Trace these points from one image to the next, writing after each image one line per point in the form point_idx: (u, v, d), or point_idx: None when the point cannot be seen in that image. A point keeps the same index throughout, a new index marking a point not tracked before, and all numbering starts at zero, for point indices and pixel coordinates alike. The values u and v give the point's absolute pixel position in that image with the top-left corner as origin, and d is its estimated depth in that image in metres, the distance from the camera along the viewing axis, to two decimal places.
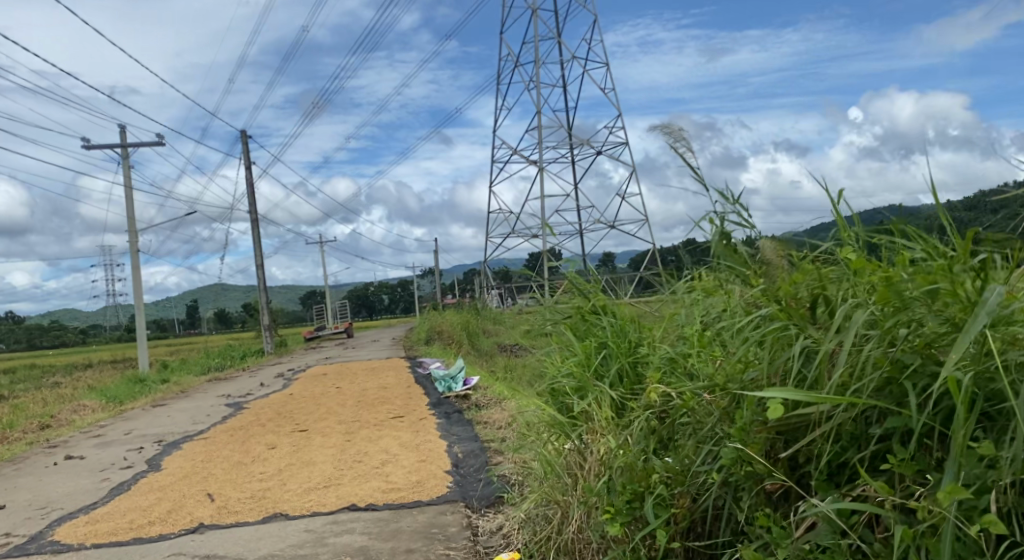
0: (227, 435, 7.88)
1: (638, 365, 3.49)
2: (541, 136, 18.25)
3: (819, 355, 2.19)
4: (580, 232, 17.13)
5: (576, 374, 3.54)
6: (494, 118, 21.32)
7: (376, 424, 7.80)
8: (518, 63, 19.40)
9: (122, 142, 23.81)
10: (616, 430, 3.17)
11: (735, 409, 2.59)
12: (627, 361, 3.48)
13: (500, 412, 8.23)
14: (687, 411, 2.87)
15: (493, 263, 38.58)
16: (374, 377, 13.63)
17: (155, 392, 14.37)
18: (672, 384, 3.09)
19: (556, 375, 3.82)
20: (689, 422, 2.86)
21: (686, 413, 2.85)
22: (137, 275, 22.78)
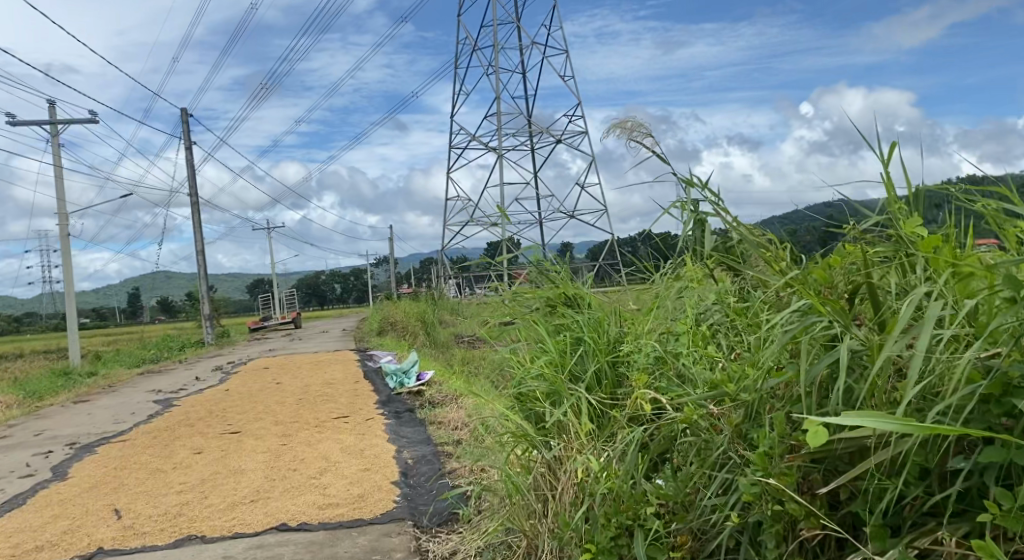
0: (150, 438, 7.11)
1: (621, 365, 2.90)
2: (499, 123, 17.79)
3: (877, 367, 1.55)
4: (537, 221, 16.71)
5: (548, 376, 2.93)
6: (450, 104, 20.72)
7: (317, 426, 7.13)
8: (475, 48, 18.89)
9: (52, 119, 22.40)
10: (598, 445, 2.57)
11: (752, 427, 1.94)
12: (606, 360, 2.88)
13: (456, 412, 7.66)
14: (687, 426, 2.19)
15: (449, 253, 38.07)
16: (320, 371, 12.90)
17: (82, 387, 13.38)
18: (665, 389, 2.49)
19: (523, 377, 3.20)
20: (690, 439, 2.19)
21: (683, 427, 2.22)
22: (68, 260, 21.46)
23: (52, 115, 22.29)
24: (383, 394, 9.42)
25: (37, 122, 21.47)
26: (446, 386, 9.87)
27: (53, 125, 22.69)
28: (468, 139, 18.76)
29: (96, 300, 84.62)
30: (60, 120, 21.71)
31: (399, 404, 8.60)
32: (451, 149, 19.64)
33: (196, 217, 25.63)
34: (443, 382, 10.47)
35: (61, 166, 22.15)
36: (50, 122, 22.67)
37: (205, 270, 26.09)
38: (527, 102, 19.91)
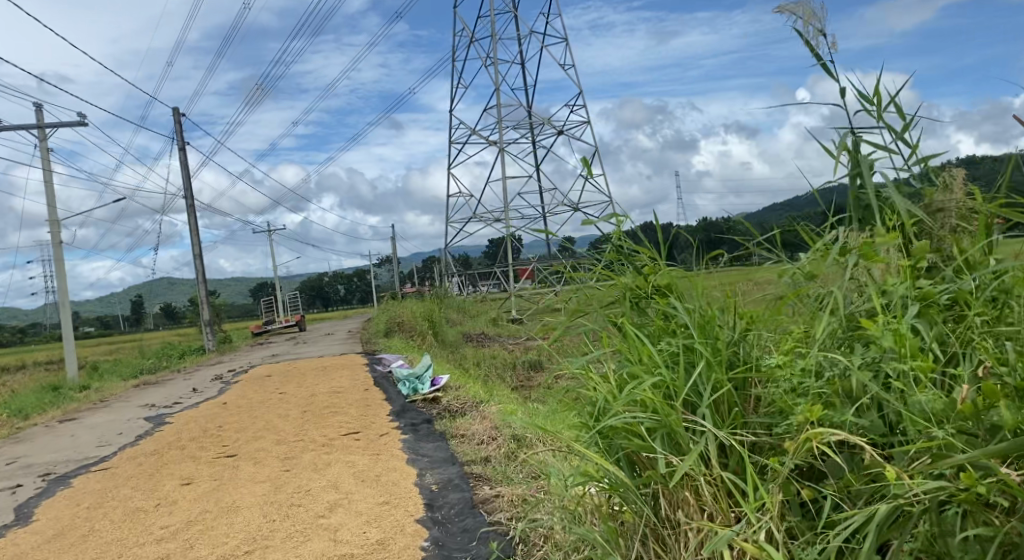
0: (134, 465, 6.27)
1: (752, 383, 2.06)
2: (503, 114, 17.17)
3: None
4: (548, 213, 15.97)
5: (652, 407, 1.98)
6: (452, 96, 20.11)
7: (323, 444, 6.27)
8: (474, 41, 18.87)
9: (39, 124, 21.52)
10: (764, 516, 1.72)
11: None
12: (728, 377, 2.02)
13: (480, 423, 6.77)
14: (969, 499, 1.38)
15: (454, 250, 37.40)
16: (326, 378, 12.01)
17: (71, 403, 12.52)
18: (873, 428, 1.67)
19: (599, 404, 2.26)
20: (967, 516, 1.42)
21: (958, 499, 1.41)
22: (58, 269, 20.61)
23: (39, 119, 21.38)
24: (397, 403, 8.54)
25: (24, 127, 20.58)
26: (465, 394, 8.98)
27: (40, 130, 21.79)
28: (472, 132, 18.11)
29: (99, 308, 83.96)
30: (46, 124, 20.80)
31: (416, 415, 7.71)
32: (455, 141, 18.98)
33: (192, 220, 24.75)
34: (461, 387, 9.56)
35: (49, 171, 21.31)
36: (38, 127, 21.82)
37: (203, 275, 25.19)
38: (531, 92, 19.40)
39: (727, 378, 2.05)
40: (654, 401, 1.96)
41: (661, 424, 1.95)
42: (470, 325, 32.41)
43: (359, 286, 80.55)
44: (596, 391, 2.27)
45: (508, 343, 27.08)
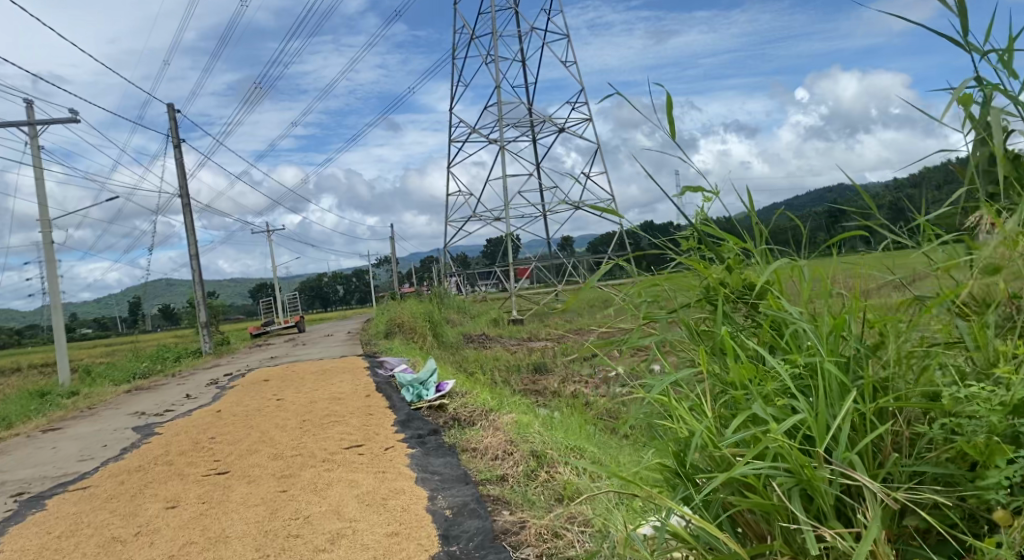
0: (117, 483, 5.73)
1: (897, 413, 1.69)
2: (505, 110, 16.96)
3: None
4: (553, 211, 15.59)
5: (788, 453, 1.51)
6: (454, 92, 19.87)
7: (323, 460, 5.73)
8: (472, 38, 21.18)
9: (30, 121, 20.94)
10: None
11: None
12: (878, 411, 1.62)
13: (493, 435, 6.22)
14: None
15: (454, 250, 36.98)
16: (326, 383, 11.47)
17: (58, 411, 11.95)
18: None
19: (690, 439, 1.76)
20: None
21: None
22: (48, 271, 20.03)
23: (30, 116, 20.79)
24: (401, 412, 7.99)
25: (14, 123, 19.99)
26: (473, 401, 8.43)
27: (30, 127, 21.17)
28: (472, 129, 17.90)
29: (96, 310, 83.34)
30: (37, 121, 20.22)
31: (422, 427, 7.16)
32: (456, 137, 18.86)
33: (188, 220, 24.23)
34: (469, 395, 9.01)
35: (40, 170, 20.74)
36: (29, 124, 21.23)
37: (199, 275, 24.61)
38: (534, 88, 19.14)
39: (867, 413, 1.66)
40: (789, 455, 1.50)
41: (798, 482, 1.50)
42: (469, 327, 31.89)
43: (358, 286, 80.01)
44: (683, 425, 1.79)
45: (509, 344, 26.55)
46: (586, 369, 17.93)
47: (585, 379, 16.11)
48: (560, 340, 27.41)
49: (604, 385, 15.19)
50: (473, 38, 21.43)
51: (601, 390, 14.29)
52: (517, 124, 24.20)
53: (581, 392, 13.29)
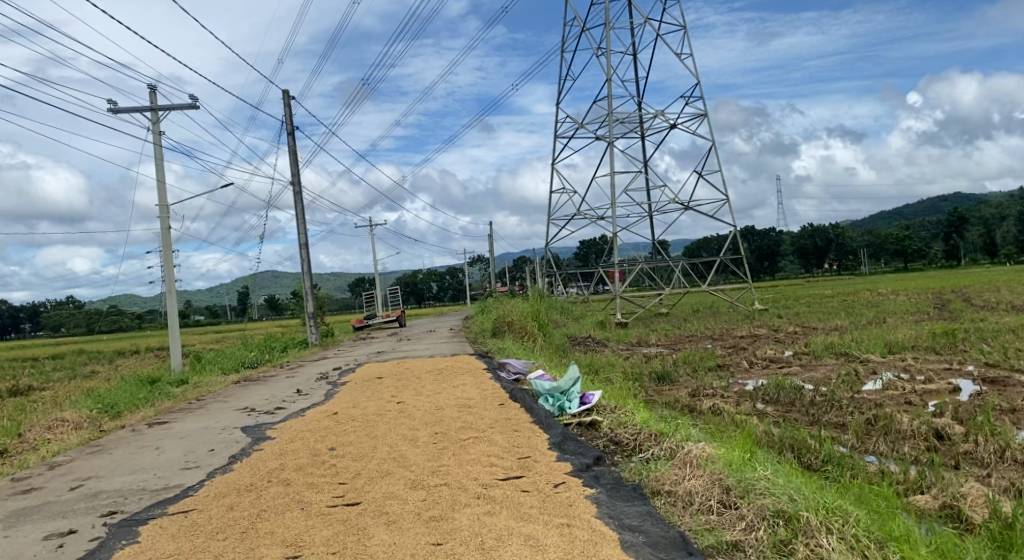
0: (225, 511, 4.69)
1: None
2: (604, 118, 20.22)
3: None
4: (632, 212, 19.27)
5: None
6: (558, 89, 21.69)
7: (481, 499, 4.43)
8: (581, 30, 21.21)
9: (153, 106, 21.11)
10: None
11: None
12: None
13: (695, 475, 4.71)
14: None
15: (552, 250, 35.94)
16: (446, 386, 10.31)
17: (166, 402, 11.42)
18: None
19: None
20: None
21: None
22: (164, 258, 20.12)
23: (152, 101, 20.90)
24: (551, 429, 6.63)
25: (137, 108, 20.15)
26: (633, 422, 6.97)
27: (152, 113, 21.32)
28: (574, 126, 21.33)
29: (206, 297, 87.27)
30: (159, 106, 20.29)
31: (586, 454, 5.75)
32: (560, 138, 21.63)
33: (299, 211, 24.08)
34: (622, 411, 7.57)
35: (159, 155, 20.85)
36: (152, 110, 21.42)
37: (308, 264, 24.38)
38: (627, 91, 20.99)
39: None
40: None
41: None
42: (574, 330, 30.50)
43: (449, 284, 80.05)
44: None
45: (619, 349, 24.94)
46: (716, 382, 16.12)
47: (718, 393, 14.34)
48: (674, 347, 25.58)
49: (745, 402, 13.45)
50: (582, 29, 21.08)
51: (743, 408, 12.59)
52: (633, 117, 22.78)
53: (725, 411, 11.61)
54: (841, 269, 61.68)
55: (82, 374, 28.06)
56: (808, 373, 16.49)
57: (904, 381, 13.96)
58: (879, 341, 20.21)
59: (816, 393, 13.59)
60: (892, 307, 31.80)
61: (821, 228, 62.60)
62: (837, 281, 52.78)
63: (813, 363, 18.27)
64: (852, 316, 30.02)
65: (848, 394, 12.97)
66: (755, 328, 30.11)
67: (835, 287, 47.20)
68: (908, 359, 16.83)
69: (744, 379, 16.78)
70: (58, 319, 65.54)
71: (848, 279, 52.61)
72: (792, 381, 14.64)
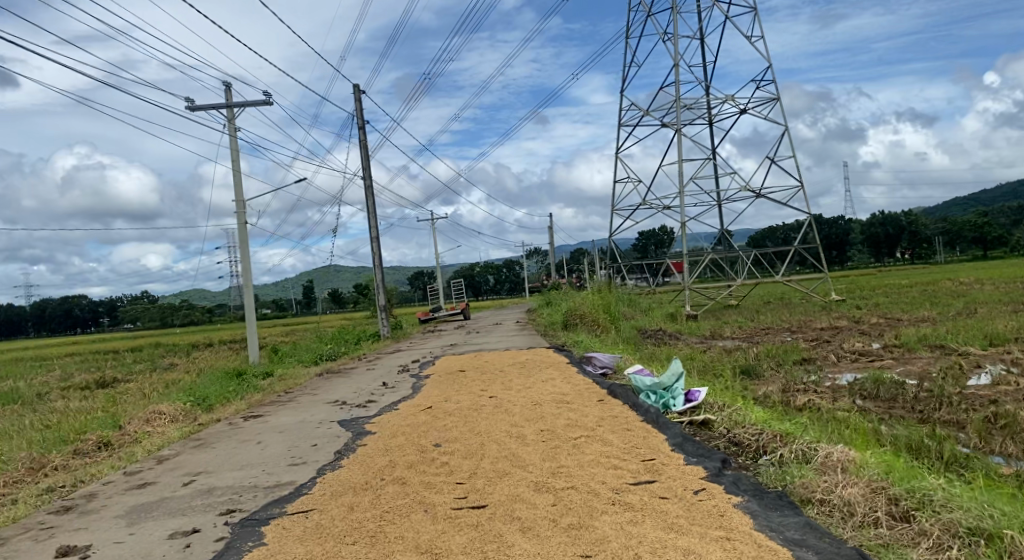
0: (346, 512, 4.51)
1: None
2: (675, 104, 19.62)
3: None
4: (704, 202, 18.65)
5: None
6: (626, 75, 21.16)
7: (619, 505, 4.11)
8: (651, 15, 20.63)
9: (228, 103, 21.50)
10: None
11: None
12: None
13: (850, 480, 4.28)
14: None
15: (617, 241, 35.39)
16: (536, 380, 10.03)
17: (256, 394, 11.52)
18: None
19: None
20: None
21: None
22: (243, 253, 20.51)
23: (228, 98, 21.26)
24: (666, 429, 6.25)
25: (213, 105, 20.54)
26: (751, 421, 6.52)
27: (228, 109, 21.70)
28: (643, 113, 20.78)
29: (272, 290, 89.55)
30: (234, 102, 20.63)
31: (712, 457, 5.36)
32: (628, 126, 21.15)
33: (370, 204, 24.26)
34: (733, 409, 7.14)
35: (237, 152, 21.24)
36: (227, 107, 21.81)
37: (379, 257, 24.52)
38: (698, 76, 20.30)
39: None
40: None
41: None
42: (644, 323, 29.94)
43: (508, 276, 80.10)
44: None
45: (694, 342, 24.31)
46: (804, 377, 15.40)
47: (810, 389, 13.66)
48: (750, 340, 24.79)
49: (841, 397, 12.79)
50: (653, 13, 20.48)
51: (841, 403, 11.96)
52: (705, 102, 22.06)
53: (824, 407, 11.02)
54: (915, 258, 59.05)
55: (163, 366, 28.99)
56: (903, 366, 15.64)
57: (1014, 376, 13.05)
58: (976, 333, 19.06)
59: (919, 388, 12.78)
60: (981, 296, 30.16)
61: (893, 216, 60.07)
62: (912, 271, 50.52)
63: (907, 356, 17.33)
64: (939, 307, 28.56)
65: (956, 390, 12.15)
66: (834, 319, 28.93)
67: (913, 277, 45.19)
68: (1013, 352, 15.79)
69: (834, 373, 16.00)
70: (135, 313, 68.21)
71: (926, 268, 50.34)
72: (888, 375, 13.88)
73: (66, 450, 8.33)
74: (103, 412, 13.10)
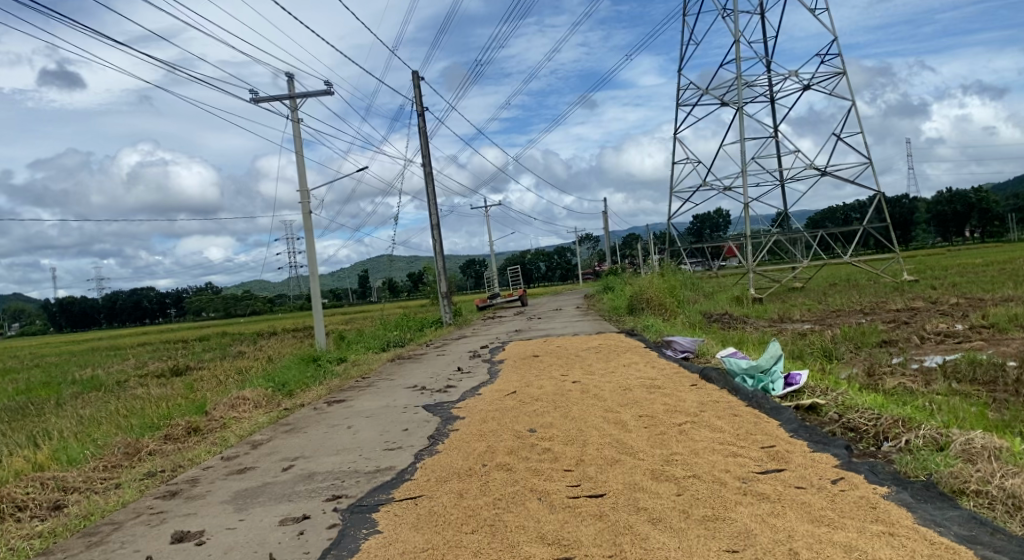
0: (457, 500, 4.35)
1: None
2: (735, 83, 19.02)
3: None
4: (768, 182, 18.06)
5: None
6: (685, 54, 20.60)
7: (753, 495, 3.83)
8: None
9: (290, 94, 21.70)
10: None
11: None
12: None
13: (1009, 468, 3.90)
14: None
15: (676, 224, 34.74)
16: (617, 364, 9.77)
17: (333, 380, 11.58)
18: None
19: None
20: None
21: None
22: (308, 242, 20.76)
23: (291, 88, 21.47)
24: (776, 413, 5.92)
25: (276, 96, 20.76)
26: (866, 405, 6.13)
27: (291, 100, 21.92)
28: (703, 92, 20.19)
29: (327, 280, 91.02)
30: (297, 93, 20.80)
31: (835, 443, 5.01)
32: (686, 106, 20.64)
33: (431, 191, 24.25)
34: (840, 392, 6.75)
35: (300, 142, 21.45)
36: (290, 98, 22.03)
37: (440, 244, 24.53)
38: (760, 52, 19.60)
39: None
40: None
41: None
42: (708, 307, 29.30)
43: (560, 263, 79.67)
44: None
45: (763, 325, 23.65)
46: (889, 359, 14.71)
47: (897, 371, 13.03)
48: (822, 323, 23.98)
49: (933, 380, 12.12)
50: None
51: (936, 387, 11.32)
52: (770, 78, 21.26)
53: (919, 390, 10.44)
54: (987, 237, 56.39)
55: (232, 354, 29.77)
56: (995, 348, 14.79)
57: None
58: None
59: (1020, 371, 12.02)
60: None
61: (961, 194, 57.49)
62: (987, 249, 48.18)
63: (998, 337, 16.41)
64: None
65: None
66: (910, 300, 27.73)
67: (990, 256, 43.03)
68: None
69: (919, 356, 15.25)
70: (199, 304, 70.28)
71: (1003, 247, 47.90)
72: (983, 357, 13.10)
73: (158, 434, 8.46)
74: (184, 398, 13.39)
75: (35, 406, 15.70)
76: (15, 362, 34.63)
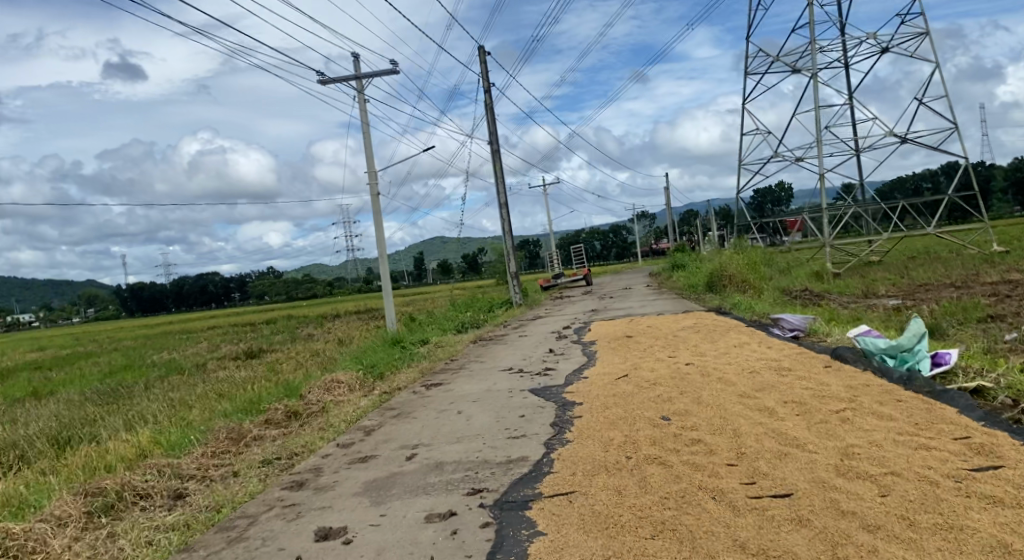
0: (617, 499, 3.93)
1: None
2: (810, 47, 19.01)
3: None
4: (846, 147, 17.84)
5: None
6: (758, 19, 20.39)
7: (982, 498, 3.29)
8: None
9: (357, 75, 21.50)
10: None
11: None
12: None
13: None
14: None
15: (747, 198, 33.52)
16: (727, 344, 9.19)
17: (422, 362, 11.31)
18: None
19: None
20: None
21: None
22: (378, 223, 20.60)
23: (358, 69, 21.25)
24: (946, 399, 5.29)
25: (344, 77, 20.54)
26: None
27: (357, 81, 21.73)
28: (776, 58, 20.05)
29: None
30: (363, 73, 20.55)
31: None
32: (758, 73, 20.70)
33: (498, 170, 23.82)
34: (1006, 373, 6.04)
35: (368, 122, 21.25)
36: (357, 79, 21.84)
37: (509, 223, 24.13)
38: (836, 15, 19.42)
39: None
40: None
41: None
42: (785, 283, 28.19)
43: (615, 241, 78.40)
44: None
45: (848, 301, 22.56)
46: (1002, 335, 13.67)
47: (1015, 347, 12.06)
48: (912, 297, 22.73)
49: None
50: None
51: None
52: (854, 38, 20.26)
53: None
54: None
55: (302, 336, 30.11)
56: None
57: None
58: None
59: None
60: None
61: None
62: None
63: None
64: None
65: None
66: (1005, 272, 26.09)
67: None
68: None
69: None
70: (261, 288, 71.60)
71: None
72: None
73: (259, 419, 8.31)
74: (270, 381, 13.39)
75: (124, 388, 15.97)
76: (94, 346, 35.71)
